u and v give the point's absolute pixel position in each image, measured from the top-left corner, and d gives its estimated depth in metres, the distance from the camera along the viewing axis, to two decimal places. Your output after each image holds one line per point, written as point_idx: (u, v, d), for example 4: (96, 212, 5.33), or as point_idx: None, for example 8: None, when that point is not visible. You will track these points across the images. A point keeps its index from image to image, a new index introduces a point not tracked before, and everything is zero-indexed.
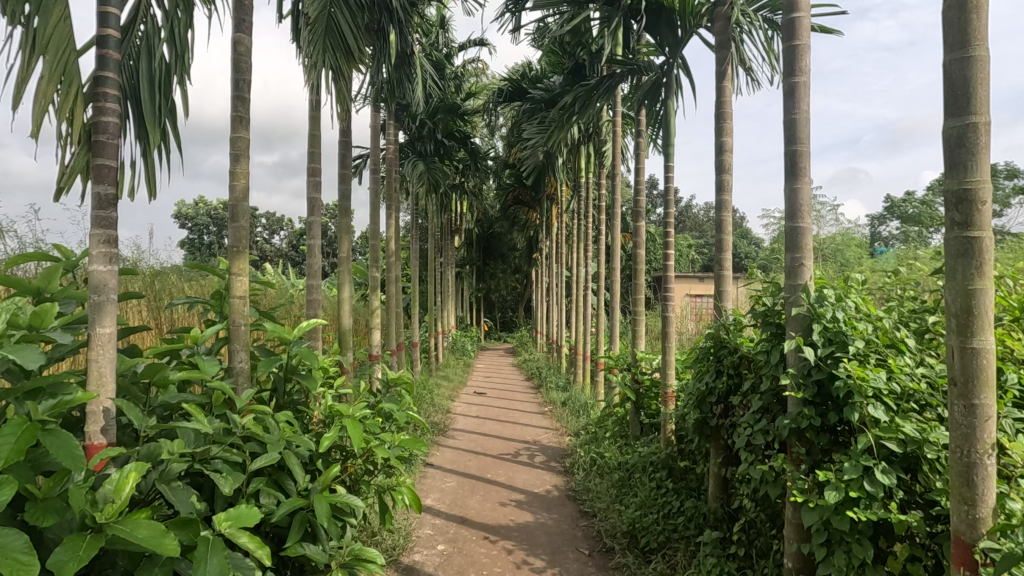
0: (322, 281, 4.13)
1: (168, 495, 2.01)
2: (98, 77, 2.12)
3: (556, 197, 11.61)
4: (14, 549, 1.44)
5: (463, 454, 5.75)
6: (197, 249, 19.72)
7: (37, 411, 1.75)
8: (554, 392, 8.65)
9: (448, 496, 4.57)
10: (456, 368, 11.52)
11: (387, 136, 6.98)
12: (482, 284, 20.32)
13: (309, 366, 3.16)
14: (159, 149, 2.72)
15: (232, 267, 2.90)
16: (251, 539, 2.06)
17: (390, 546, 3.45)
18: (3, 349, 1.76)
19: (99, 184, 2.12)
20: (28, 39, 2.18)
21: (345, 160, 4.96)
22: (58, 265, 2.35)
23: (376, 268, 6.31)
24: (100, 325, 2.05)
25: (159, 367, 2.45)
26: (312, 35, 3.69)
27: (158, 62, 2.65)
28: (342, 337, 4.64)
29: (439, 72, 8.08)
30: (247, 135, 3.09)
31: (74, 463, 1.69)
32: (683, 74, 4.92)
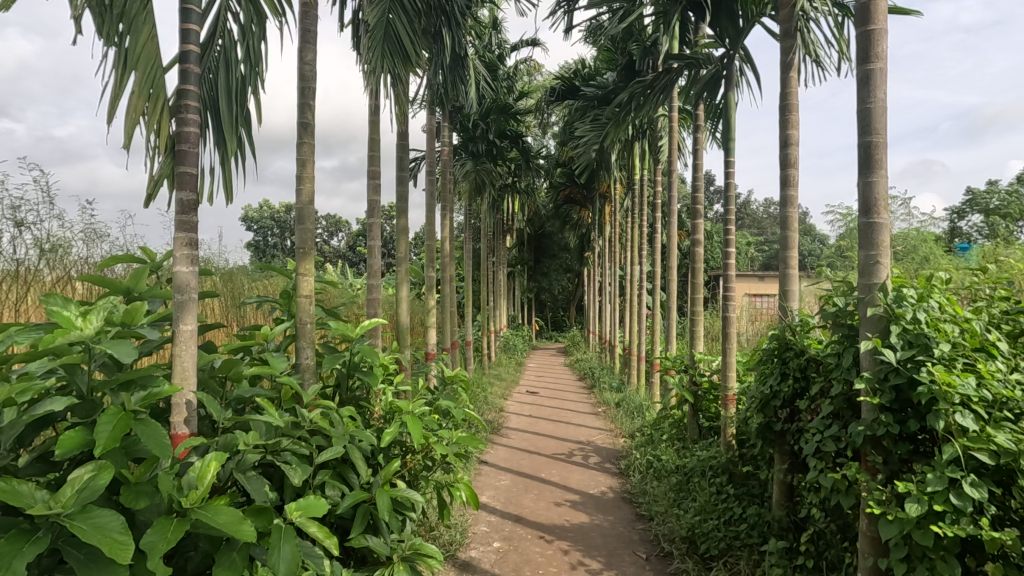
0: (382, 282, 4.26)
1: (243, 483, 2.12)
2: (180, 90, 2.26)
3: (609, 196, 11.47)
4: (111, 529, 1.55)
5: (517, 453, 5.78)
6: (263, 250, 20.75)
7: (130, 402, 1.89)
8: (608, 392, 8.55)
9: (503, 494, 4.60)
10: (508, 367, 11.59)
11: (441, 138, 7.10)
12: (533, 284, 20.38)
13: (370, 363, 3.27)
14: (235, 156, 2.88)
15: (299, 268, 3.03)
16: (320, 529, 2.15)
17: (448, 542, 3.50)
18: (101, 344, 1.91)
19: (182, 191, 2.26)
20: (120, 57, 2.35)
21: (403, 162, 5.08)
22: (145, 266, 2.52)
23: (432, 268, 6.42)
24: (183, 323, 2.19)
25: (234, 363, 2.59)
26: (372, 41, 3.80)
27: (234, 75, 2.80)
28: (400, 335, 4.76)
29: (492, 73, 8.16)
30: (312, 141, 3.22)
31: (162, 451, 1.81)
32: (745, 66, 4.74)
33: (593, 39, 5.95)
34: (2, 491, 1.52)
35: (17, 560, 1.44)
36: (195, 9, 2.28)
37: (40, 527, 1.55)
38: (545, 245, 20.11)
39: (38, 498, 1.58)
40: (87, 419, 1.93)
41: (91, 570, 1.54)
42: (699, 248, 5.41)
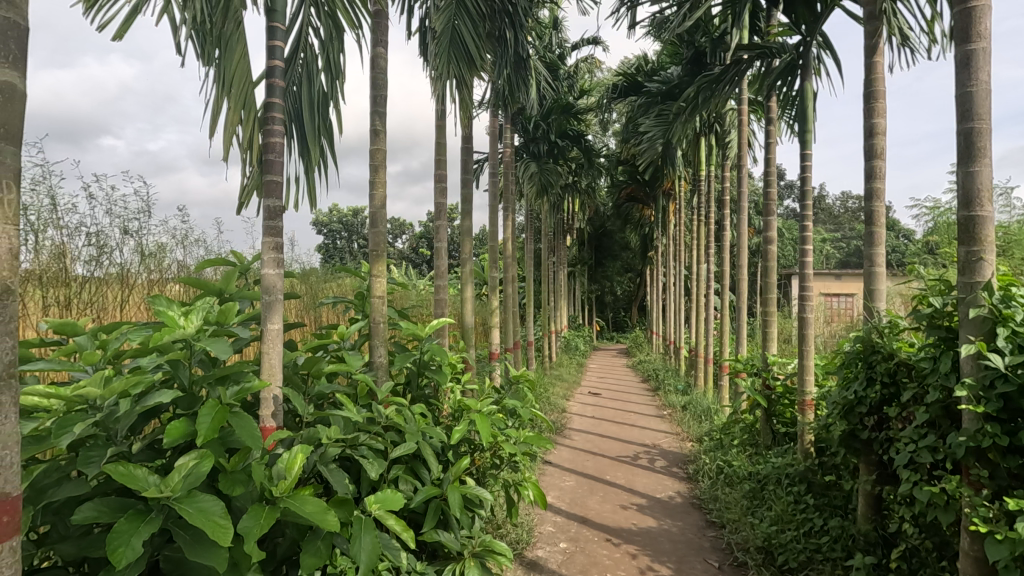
0: (449, 282, 4.35)
1: (326, 475, 2.22)
2: (267, 104, 2.40)
3: (673, 193, 11.18)
4: (213, 513, 1.68)
5: (581, 454, 5.74)
6: (332, 254, 21.71)
7: (226, 396, 2.03)
8: (673, 395, 8.32)
9: (568, 494, 4.59)
10: (569, 368, 11.53)
11: (503, 140, 7.16)
12: (593, 285, 20.19)
13: (439, 362, 3.35)
14: (318, 165, 3.03)
15: (373, 270, 3.15)
16: (397, 522, 2.23)
17: (515, 540, 3.53)
18: (201, 342, 2.06)
19: (270, 198, 2.41)
20: (216, 76, 2.53)
21: (467, 164, 5.16)
22: (235, 269, 2.70)
23: (495, 269, 6.48)
24: (270, 322, 2.33)
25: (316, 360, 2.73)
26: (439, 48, 3.89)
27: (316, 87, 2.94)
28: (465, 335, 4.84)
29: (553, 73, 8.15)
30: (384, 147, 3.34)
31: (255, 442, 1.93)
32: (824, 53, 4.48)
33: (657, 34, 5.82)
34: (121, 475, 1.68)
35: (135, 538, 1.58)
36: (281, 26, 2.42)
37: (153, 509, 1.70)
38: (605, 245, 19.88)
39: (151, 482, 1.72)
40: (188, 411, 2.08)
41: (196, 550, 1.67)
42: (771, 245, 5.16)
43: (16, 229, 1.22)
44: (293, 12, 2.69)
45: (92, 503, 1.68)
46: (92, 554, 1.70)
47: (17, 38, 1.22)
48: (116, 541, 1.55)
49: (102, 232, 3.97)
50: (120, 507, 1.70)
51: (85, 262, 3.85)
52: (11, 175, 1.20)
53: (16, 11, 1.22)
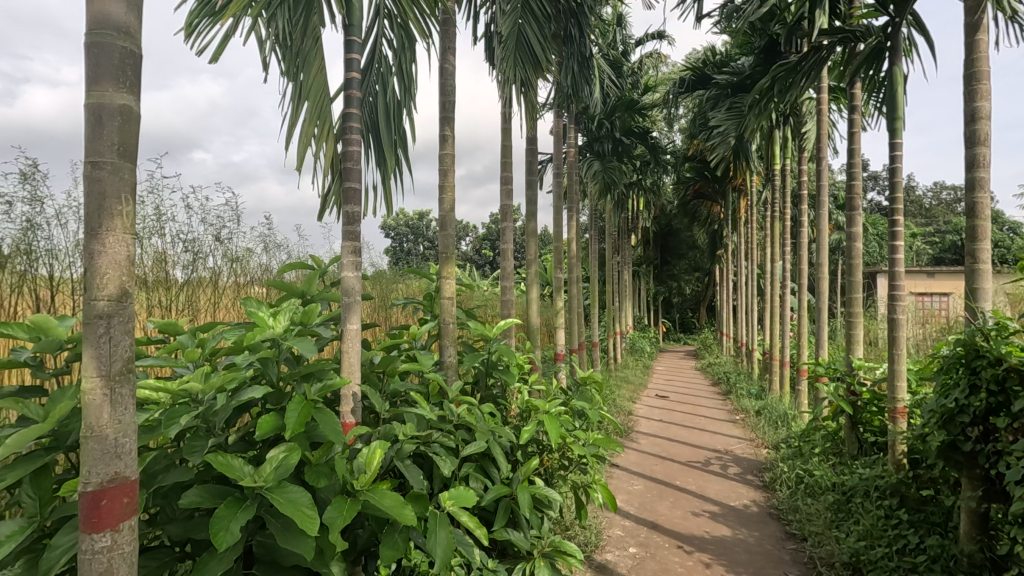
0: (515, 283, 4.38)
1: (402, 470, 2.30)
2: (345, 114, 2.52)
3: (744, 188, 10.72)
4: (302, 503, 1.77)
5: (649, 458, 5.62)
6: (399, 257, 22.39)
7: (311, 392, 2.14)
8: (746, 399, 7.97)
9: (637, 499, 4.51)
10: (635, 369, 11.31)
11: (567, 140, 7.13)
12: (659, 285, 19.71)
13: (506, 362, 3.39)
14: (394, 173, 3.14)
15: (442, 271, 3.23)
16: (471, 519, 2.27)
17: (584, 542, 3.51)
18: (288, 341, 2.20)
19: (349, 205, 2.52)
20: (297, 90, 2.68)
21: (532, 166, 5.19)
22: (316, 273, 2.84)
23: (560, 270, 6.45)
24: (350, 322, 2.44)
25: (390, 358, 2.82)
26: (505, 51, 3.93)
27: (391, 98, 3.04)
28: (531, 335, 4.86)
29: (617, 70, 8.04)
30: (453, 152, 3.41)
31: (337, 438, 2.03)
32: (915, 33, 4.15)
33: (728, 23, 5.60)
34: (220, 464, 1.80)
35: (233, 523, 1.70)
36: (357, 39, 2.53)
37: (248, 497, 1.81)
38: (672, 243, 19.38)
39: (246, 472, 1.84)
40: (277, 406, 2.22)
41: (287, 537, 1.77)
42: (856, 242, 4.84)
43: (133, 238, 1.34)
44: (368, 25, 2.80)
45: (195, 489, 1.82)
46: (196, 535, 1.85)
47: (133, 64, 1.34)
48: (217, 525, 1.68)
49: (198, 239, 4.30)
50: (219, 494, 1.84)
51: (183, 266, 4.19)
52: (129, 190, 1.32)
53: (132, 41, 1.34)
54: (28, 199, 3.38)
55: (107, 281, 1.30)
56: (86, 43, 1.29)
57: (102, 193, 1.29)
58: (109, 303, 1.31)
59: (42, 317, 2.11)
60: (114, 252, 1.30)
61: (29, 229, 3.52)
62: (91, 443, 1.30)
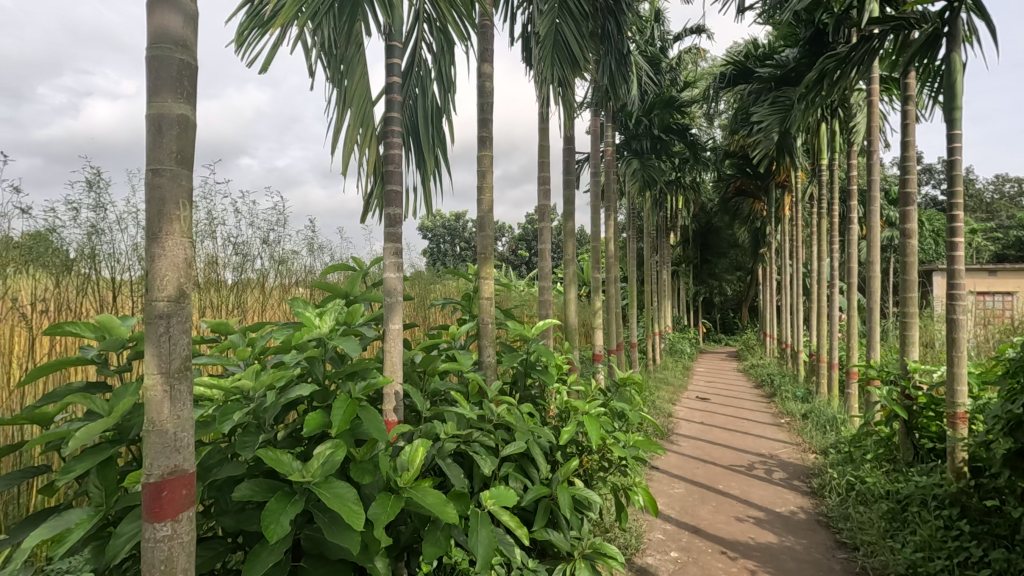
0: (553, 283, 4.38)
1: (444, 469, 2.33)
2: (387, 118, 2.57)
3: (789, 184, 10.38)
4: (348, 499, 1.82)
5: (690, 461, 5.51)
6: (437, 257, 22.62)
7: (355, 391, 2.19)
8: (792, 402, 7.72)
9: (678, 502, 4.42)
10: (675, 371, 11.11)
11: (605, 139, 7.06)
12: (699, 284, 19.28)
13: (545, 363, 3.39)
14: (434, 175, 3.18)
15: (481, 272, 3.25)
16: (512, 518, 2.28)
17: (624, 545, 3.48)
18: (334, 341, 2.26)
19: (390, 207, 2.57)
20: (341, 95, 2.75)
21: (569, 165, 5.16)
22: (359, 274, 2.90)
23: (598, 270, 6.39)
24: (392, 322, 2.48)
25: (431, 358, 2.86)
26: (542, 51, 3.93)
27: (430, 100, 3.09)
28: (569, 335, 4.83)
29: (655, 66, 7.91)
30: (491, 153, 3.43)
31: (381, 436, 2.07)
32: (976, 18, 3.92)
33: (771, 15, 5.45)
34: (270, 459, 1.87)
35: (284, 516, 1.76)
36: (398, 44, 2.58)
37: (297, 491, 1.87)
38: (712, 242, 18.96)
39: (295, 467, 1.90)
40: (323, 404, 2.28)
41: (334, 531, 1.82)
42: (910, 239, 4.61)
43: (190, 241, 1.40)
44: (408, 30, 2.85)
45: (247, 482, 1.89)
46: (248, 527, 1.92)
47: (190, 76, 1.41)
48: (269, 517, 1.74)
49: (246, 242, 4.48)
50: (269, 488, 1.90)
51: (232, 268, 4.36)
52: (186, 196, 1.39)
53: (188, 53, 1.41)
54: (93, 206, 3.59)
55: (167, 283, 1.36)
56: (147, 56, 1.36)
57: (162, 199, 1.35)
58: (168, 303, 1.37)
59: (107, 316, 2.23)
60: (172, 255, 1.36)
61: (93, 234, 3.74)
62: (153, 437, 1.37)
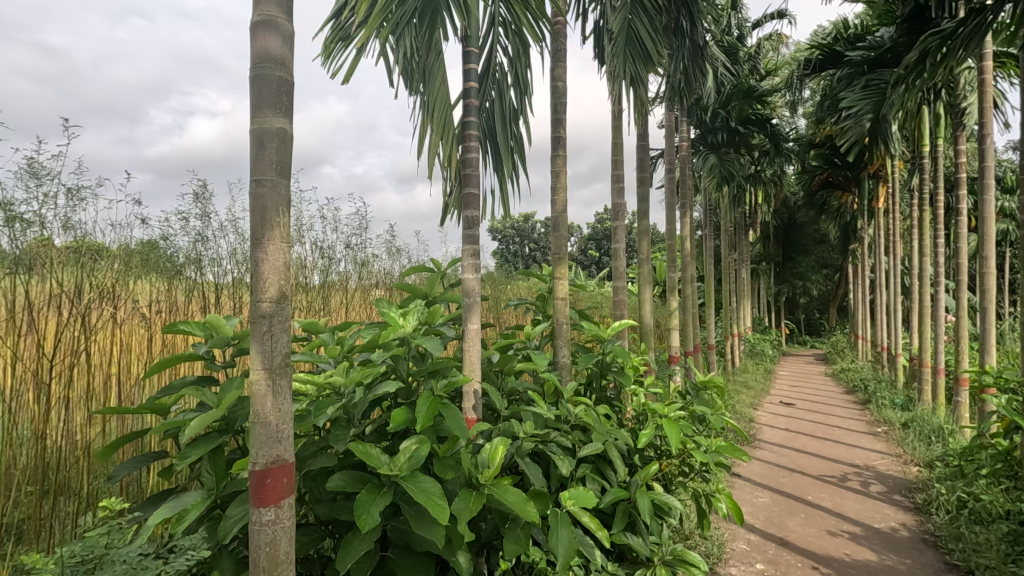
0: (628, 283, 4.30)
1: (523, 468, 2.36)
2: (465, 123, 2.63)
3: (884, 174, 9.60)
4: (433, 493, 1.87)
5: (775, 469, 5.22)
6: (507, 259, 22.85)
7: (438, 388, 2.25)
8: (889, 410, 7.13)
9: (763, 512, 4.21)
10: (757, 374, 10.57)
11: (679, 134, 6.84)
12: (781, 283, 18.24)
13: (621, 364, 3.33)
14: (511, 177, 3.23)
15: (555, 272, 3.25)
16: (592, 519, 2.27)
17: (706, 553, 3.36)
18: (417, 340, 2.34)
19: (469, 209, 2.62)
20: (422, 102, 2.85)
21: (643, 163, 5.05)
22: (438, 275, 2.98)
23: (673, 269, 6.20)
24: (471, 321, 2.53)
25: (508, 357, 2.90)
26: (615, 48, 3.87)
27: (508, 104, 3.13)
28: (645, 337, 4.73)
29: (732, 56, 7.57)
30: (564, 154, 3.42)
31: (463, 434, 2.12)
32: None
33: None
34: (361, 451, 1.96)
35: (374, 507, 1.84)
36: (475, 50, 2.64)
37: (385, 484, 1.95)
38: (795, 238, 17.91)
39: (383, 460, 1.98)
40: (407, 400, 2.36)
41: (421, 523, 1.88)
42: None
43: (288, 246, 1.50)
44: (484, 35, 2.90)
45: (340, 474, 2.00)
46: (341, 516, 2.02)
47: (288, 91, 1.50)
48: (360, 508, 1.82)
49: (331, 246, 4.73)
50: (360, 480, 1.99)
51: (319, 271, 4.61)
52: (285, 203, 1.48)
53: (286, 70, 1.50)
54: (200, 215, 3.93)
55: (269, 284, 1.46)
56: (251, 75, 1.46)
57: (264, 207, 1.46)
58: (271, 303, 1.47)
59: (214, 316, 2.42)
60: (274, 258, 1.47)
61: (199, 241, 4.09)
62: (258, 428, 1.47)
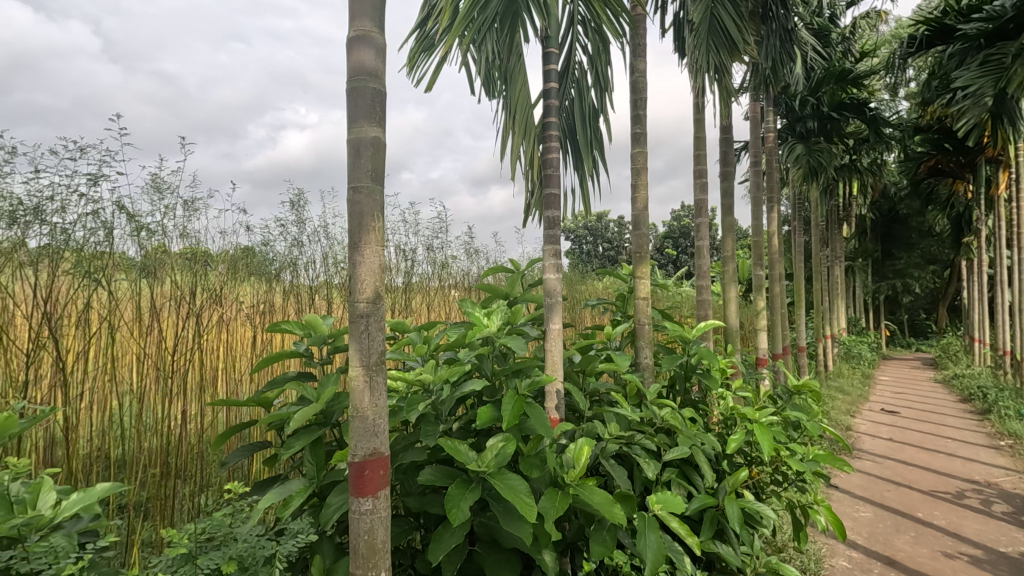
0: (712, 282, 4.13)
1: (608, 470, 2.34)
2: (545, 124, 2.65)
3: (1004, 158, 8.62)
4: (521, 491, 1.88)
5: (878, 482, 4.83)
6: (580, 258, 22.68)
7: (522, 388, 2.27)
8: (1015, 422, 6.38)
9: (865, 527, 3.91)
10: (853, 379, 9.82)
11: (765, 125, 6.49)
12: (880, 281, 16.83)
13: (707, 366, 3.21)
14: (591, 176, 3.21)
15: (637, 271, 3.18)
16: (681, 525, 2.20)
17: (801, 569, 3.17)
18: (502, 340, 2.38)
19: (550, 209, 2.63)
20: (503, 104, 2.89)
21: (727, 156, 4.84)
22: (518, 276, 3.01)
23: (760, 267, 5.89)
24: (553, 322, 2.54)
25: (590, 358, 2.88)
26: (697, 39, 3.73)
27: (587, 102, 3.11)
28: (730, 338, 4.52)
29: (824, 38, 7.08)
30: (645, 150, 3.35)
31: (547, 433, 2.12)
32: None
33: None
34: (450, 447, 2.02)
35: (463, 502, 1.87)
36: (555, 50, 2.64)
37: (473, 480, 1.98)
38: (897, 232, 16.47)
39: (471, 456, 2.02)
40: (491, 399, 2.40)
41: (509, 520, 1.91)
42: None
43: (383, 249, 1.57)
44: (563, 35, 2.90)
45: (430, 468, 2.06)
46: (431, 509, 2.09)
47: (381, 101, 1.57)
48: (451, 502, 1.87)
49: (413, 249, 4.91)
50: (450, 475, 2.05)
51: (403, 272, 4.80)
52: (380, 208, 1.55)
53: (380, 82, 1.57)
54: (296, 222, 4.22)
55: (366, 285, 1.54)
56: (348, 89, 1.55)
57: (361, 213, 1.54)
58: (368, 304, 1.54)
59: (312, 316, 2.58)
60: (371, 261, 1.54)
61: (295, 246, 4.39)
62: (357, 422, 1.55)
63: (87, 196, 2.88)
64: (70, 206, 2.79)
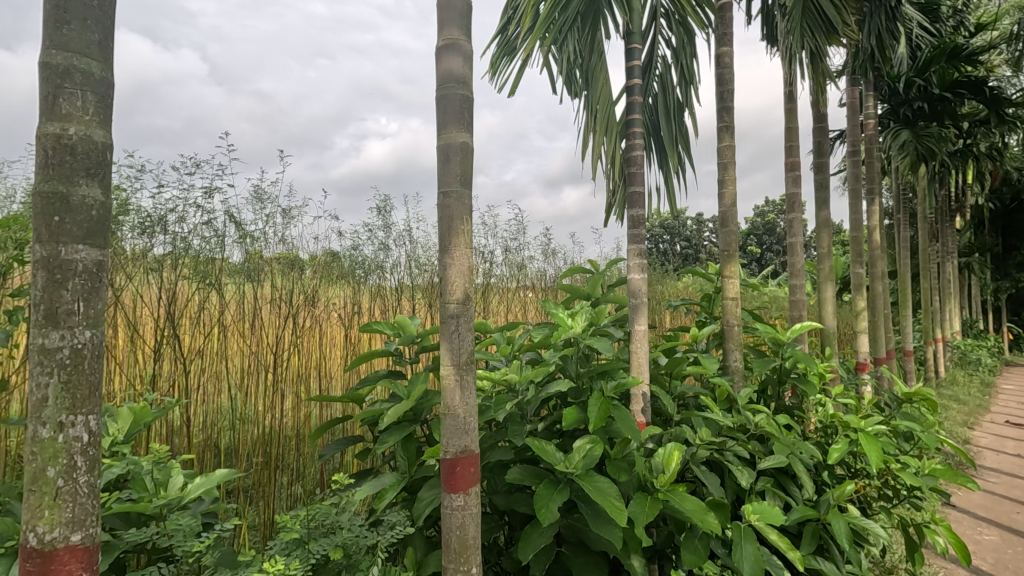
0: (807, 281, 3.88)
1: (699, 477, 2.26)
2: (628, 121, 2.60)
3: None
4: (610, 494, 1.86)
5: (1006, 503, 4.32)
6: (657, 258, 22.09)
7: (607, 389, 2.24)
8: None
9: (991, 553, 3.51)
10: (971, 388, 8.87)
11: (863, 111, 6.02)
12: (1001, 278, 15.09)
13: (804, 370, 3.02)
14: (676, 172, 3.11)
15: (725, 270, 3.05)
16: (781, 538, 2.08)
17: None
18: (586, 341, 2.35)
19: (634, 208, 2.58)
20: (584, 103, 2.86)
21: (821, 146, 4.53)
22: (600, 276, 2.97)
23: (860, 265, 5.46)
24: (637, 322, 2.48)
25: (677, 360, 2.79)
26: (790, 23, 3.51)
27: (671, 97, 3.02)
28: (828, 340, 4.22)
29: (932, 13, 6.46)
30: (733, 143, 3.20)
31: (634, 435, 2.07)
32: None
33: None
34: (537, 447, 2.02)
35: (552, 502, 1.87)
36: (638, 45, 2.58)
37: (561, 480, 1.98)
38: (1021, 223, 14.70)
39: (557, 457, 2.01)
40: (576, 400, 2.38)
41: (598, 522, 1.89)
42: None
43: (471, 251, 1.60)
44: (645, 29, 2.83)
45: (517, 468, 2.08)
46: (519, 508, 2.11)
47: (469, 107, 1.60)
48: (539, 502, 1.87)
49: (492, 251, 4.98)
50: (537, 475, 2.06)
51: (482, 274, 4.89)
52: (468, 211, 1.59)
53: (469, 88, 1.60)
54: (382, 226, 4.41)
55: (455, 287, 1.57)
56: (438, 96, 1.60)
57: (451, 216, 1.58)
58: (457, 304, 1.58)
59: (402, 316, 2.68)
60: (460, 262, 1.58)
61: (381, 249, 4.58)
62: (448, 420, 1.59)
63: (202, 208, 3.18)
64: (189, 217, 3.09)
